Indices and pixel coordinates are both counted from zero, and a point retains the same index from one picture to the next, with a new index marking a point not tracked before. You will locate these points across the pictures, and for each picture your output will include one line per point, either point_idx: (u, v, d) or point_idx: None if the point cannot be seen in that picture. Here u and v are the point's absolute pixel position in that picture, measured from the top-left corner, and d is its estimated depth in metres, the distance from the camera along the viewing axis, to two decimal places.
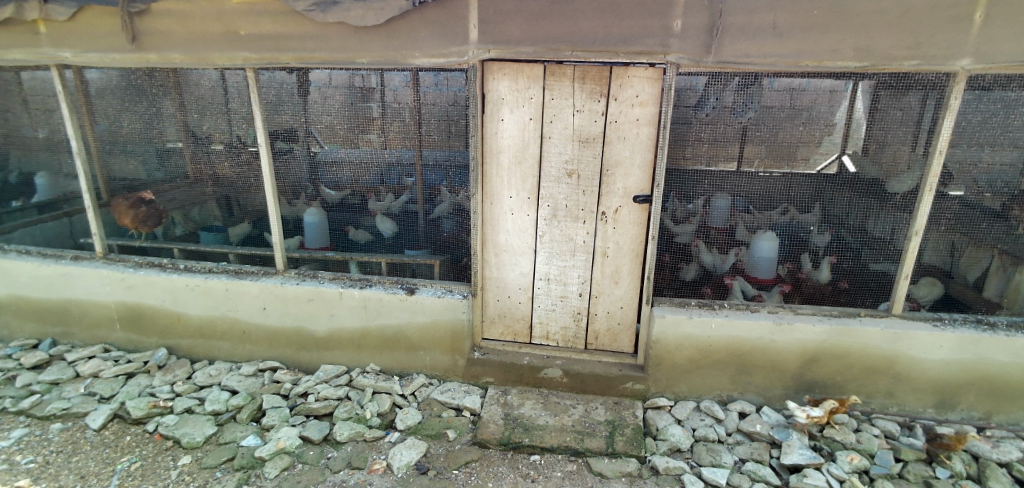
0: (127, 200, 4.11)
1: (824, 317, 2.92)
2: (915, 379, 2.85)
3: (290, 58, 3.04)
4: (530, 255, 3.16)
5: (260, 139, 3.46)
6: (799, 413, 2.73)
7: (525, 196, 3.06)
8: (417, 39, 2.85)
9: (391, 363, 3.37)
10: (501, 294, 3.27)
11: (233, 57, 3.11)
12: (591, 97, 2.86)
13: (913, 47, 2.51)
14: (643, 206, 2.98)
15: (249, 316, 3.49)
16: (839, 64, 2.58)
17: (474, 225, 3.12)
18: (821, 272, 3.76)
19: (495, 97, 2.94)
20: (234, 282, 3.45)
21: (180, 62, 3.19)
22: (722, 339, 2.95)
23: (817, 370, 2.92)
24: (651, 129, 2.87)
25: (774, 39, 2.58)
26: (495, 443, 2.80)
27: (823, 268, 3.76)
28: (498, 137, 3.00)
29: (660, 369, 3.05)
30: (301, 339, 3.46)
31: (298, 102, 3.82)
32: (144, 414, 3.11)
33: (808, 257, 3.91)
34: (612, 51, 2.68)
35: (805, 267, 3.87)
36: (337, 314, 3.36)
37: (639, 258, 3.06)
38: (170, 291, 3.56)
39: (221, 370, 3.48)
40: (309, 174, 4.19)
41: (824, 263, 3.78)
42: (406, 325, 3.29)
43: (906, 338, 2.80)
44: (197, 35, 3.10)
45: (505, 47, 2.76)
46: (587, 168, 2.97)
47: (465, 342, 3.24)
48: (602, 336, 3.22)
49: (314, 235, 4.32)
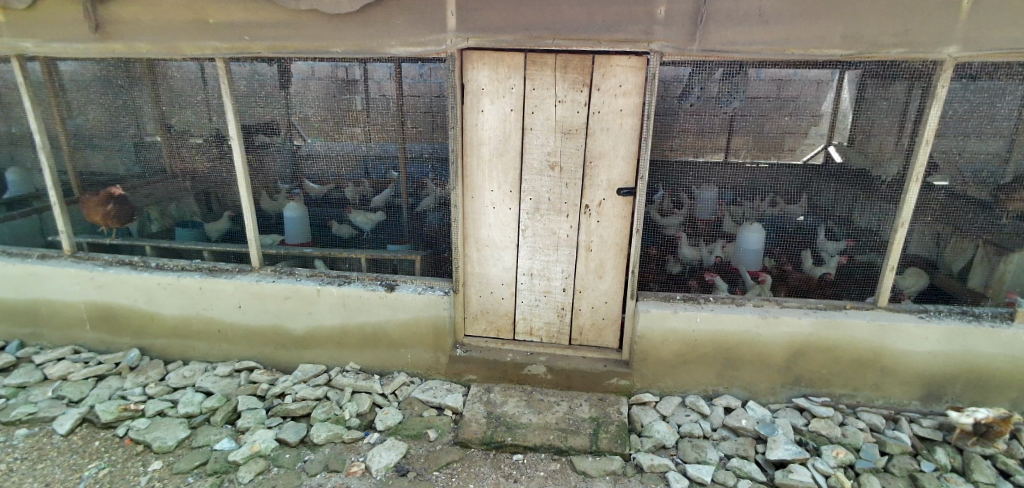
0: (95, 197, 3.91)
1: (810, 310, 2.86)
2: (903, 372, 2.79)
3: (262, 47, 2.91)
4: (513, 250, 3.08)
5: (232, 132, 3.30)
6: (966, 418, 2.55)
7: (506, 190, 2.99)
8: (392, 28, 2.75)
9: (373, 361, 3.29)
10: (483, 290, 3.19)
11: (203, 46, 2.98)
12: (574, 87, 2.78)
13: (901, 34, 2.45)
14: (627, 199, 2.91)
15: (224, 315, 3.38)
16: (826, 51, 2.52)
17: (454, 220, 3.03)
18: (822, 269, 3.80)
19: (474, 87, 2.84)
20: (208, 280, 3.34)
21: (147, 52, 3.05)
22: (708, 333, 2.89)
23: (804, 364, 2.86)
24: (635, 120, 2.79)
25: (760, 26, 2.52)
26: (478, 443, 2.74)
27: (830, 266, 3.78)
28: (478, 129, 2.91)
29: (644, 364, 2.99)
30: (279, 337, 3.36)
31: (281, 96, 3.81)
32: (114, 418, 3.00)
33: (809, 251, 3.89)
34: (594, 39, 2.60)
35: (809, 266, 3.86)
36: (316, 311, 3.27)
37: (624, 251, 3.00)
38: (143, 289, 3.44)
39: (195, 371, 3.37)
40: (292, 171, 3.95)
41: (832, 263, 3.80)
42: (387, 322, 3.21)
43: (894, 330, 2.74)
44: (163, 22, 2.96)
45: (484, 35, 2.67)
46: (570, 161, 2.89)
47: (447, 339, 3.16)
48: (586, 332, 3.16)
49: (294, 231, 4.19)
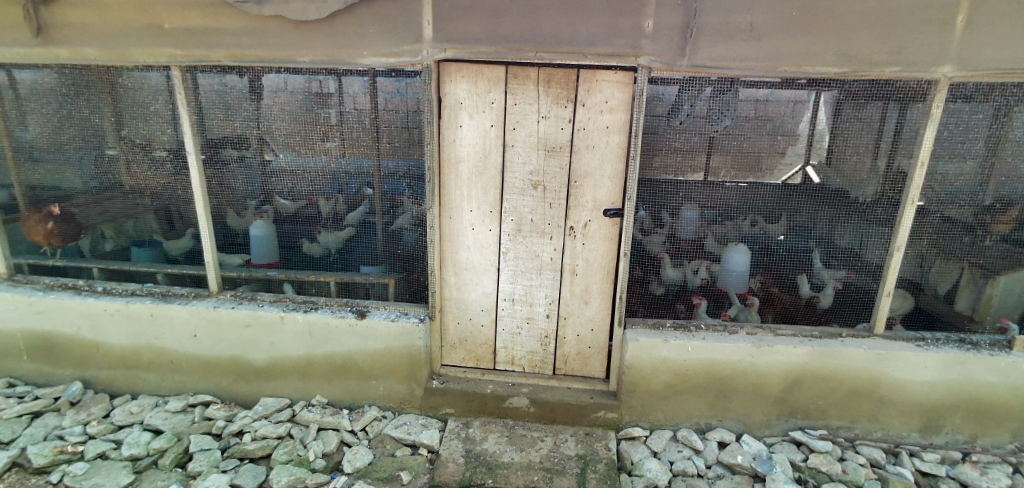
0: (38, 214, 3.65)
1: (805, 338, 2.73)
2: (901, 403, 2.67)
3: (221, 55, 2.70)
4: (493, 274, 2.90)
5: (188, 146, 3.05)
6: None
7: (486, 210, 2.81)
8: (364, 37, 2.57)
9: (341, 393, 3.04)
10: (461, 316, 2.99)
11: (157, 53, 2.74)
12: (558, 102, 2.63)
13: (895, 52, 2.37)
14: (614, 221, 2.76)
15: (178, 345, 3.10)
16: (819, 69, 2.43)
17: (429, 241, 2.83)
18: (824, 298, 3.73)
19: (453, 101, 2.68)
20: (160, 306, 3.06)
21: (95, 59, 2.80)
22: (699, 362, 2.73)
23: (800, 395, 2.71)
24: (622, 137, 2.65)
25: (751, 42, 2.42)
26: (455, 485, 2.51)
27: (829, 295, 3.73)
28: (456, 145, 2.74)
29: (633, 396, 2.82)
30: (238, 369, 3.09)
31: (250, 109, 3.44)
32: (48, 462, 2.68)
33: (804, 275, 3.81)
34: (579, 52, 2.45)
35: (807, 293, 3.81)
36: (279, 341, 3.02)
37: (610, 275, 2.84)
38: (87, 316, 3.15)
39: (144, 407, 3.07)
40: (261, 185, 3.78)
41: (829, 289, 3.75)
42: (357, 352, 2.97)
43: (891, 359, 2.62)
44: (112, 27, 2.72)
45: (463, 46, 2.51)
46: (554, 180, 2.73)
47: (422, 370, 2.94)
48: (572, 361, 2.98)
49: (261, 251, 4.00)
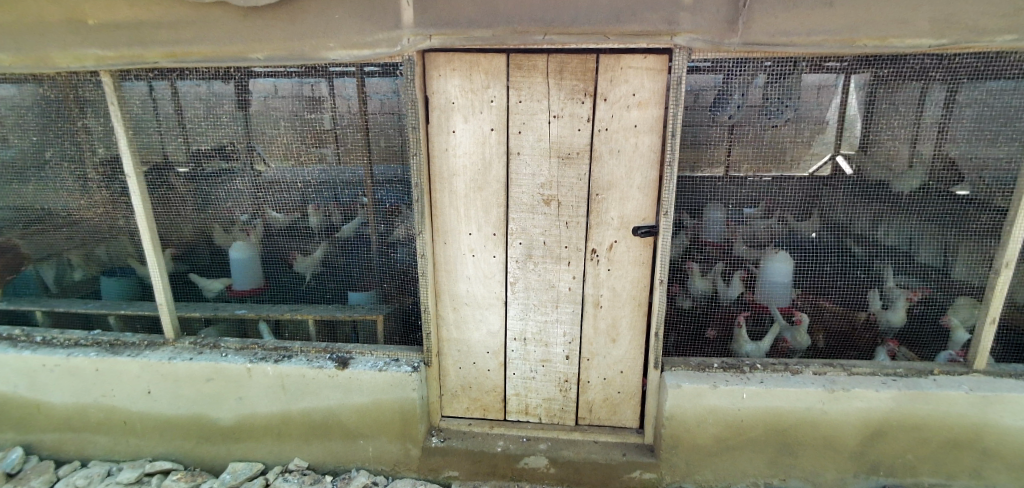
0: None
1: (887, 378, 2.22)
2: (1011, 455, 2.15)
3: (158, 54, 2.20)
4: (500, 308, 2.39)
5: (127, 168, 2.49)
6: None
7: (489, 232, 2.30)
8: (330, 24, 2.06)
9: (323, 455, 2.55)
10: (463, 360, 2.49)
11: (81, 56, 2.24)
12: (573, 97, 2.12)
13: (1009, 15, 1.84)
14: (646, 240, 2.24)
15: (131, 403, 2.62)
16: (909, 40, 1.90)
17: (422, 272, 2.33)
18: (892, 313, 3.12)
19: (442, 101, 2.17)
20: (106, 360, 2.59)
21: (9, 65, 2.32)
22: (756, 413, 2.22)
23: (882, 448, 2.20)
24: (654, 137, 2.14)
25: (820, 10, 1.89)
26: None
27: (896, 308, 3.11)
28: (449, 156, 2.23)
29: (676, 452, 2.30)
30: (201, 429, 2.60)
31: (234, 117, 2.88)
32: None
33: (875, 290, 3.24)
34: (600, 33, 1.94)
35: (874, 305, 3.20)
36: (247, 395, 2.53)
37: (643, 308, 2.33)
38: (24, 372, 2.67)
39: (92, 478, 2.57)
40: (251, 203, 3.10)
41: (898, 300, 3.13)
42: (339, 407, 2.48)
43: (998, 403, 2.12)
44: (25, 24, 2.23)
45: (452, 31, 2.00)
46: (571, 193, 2.22)
47: (419, 427, 2.44)
48: (598, 409, 2.47)
49: (241, 276, 3.47)
